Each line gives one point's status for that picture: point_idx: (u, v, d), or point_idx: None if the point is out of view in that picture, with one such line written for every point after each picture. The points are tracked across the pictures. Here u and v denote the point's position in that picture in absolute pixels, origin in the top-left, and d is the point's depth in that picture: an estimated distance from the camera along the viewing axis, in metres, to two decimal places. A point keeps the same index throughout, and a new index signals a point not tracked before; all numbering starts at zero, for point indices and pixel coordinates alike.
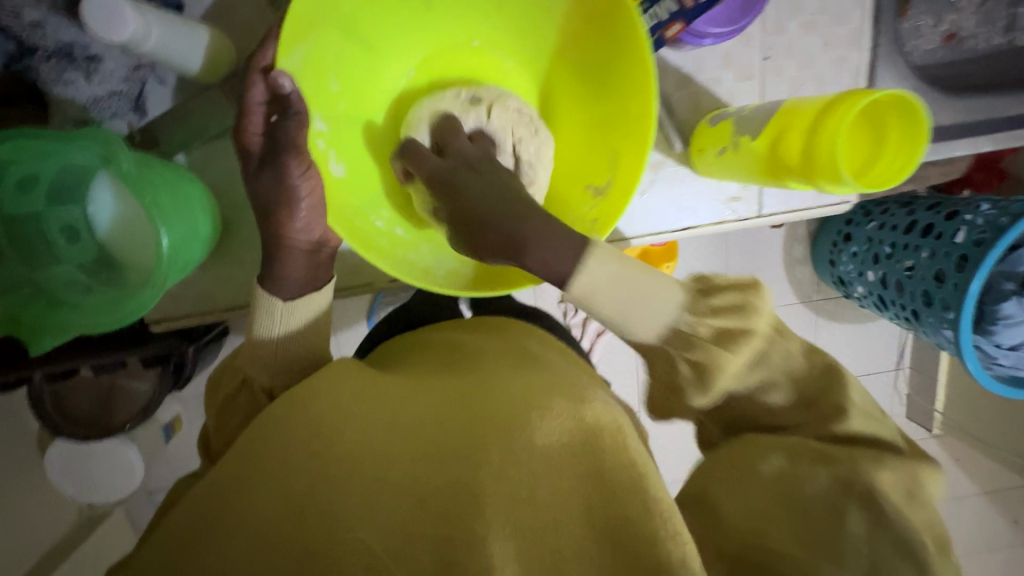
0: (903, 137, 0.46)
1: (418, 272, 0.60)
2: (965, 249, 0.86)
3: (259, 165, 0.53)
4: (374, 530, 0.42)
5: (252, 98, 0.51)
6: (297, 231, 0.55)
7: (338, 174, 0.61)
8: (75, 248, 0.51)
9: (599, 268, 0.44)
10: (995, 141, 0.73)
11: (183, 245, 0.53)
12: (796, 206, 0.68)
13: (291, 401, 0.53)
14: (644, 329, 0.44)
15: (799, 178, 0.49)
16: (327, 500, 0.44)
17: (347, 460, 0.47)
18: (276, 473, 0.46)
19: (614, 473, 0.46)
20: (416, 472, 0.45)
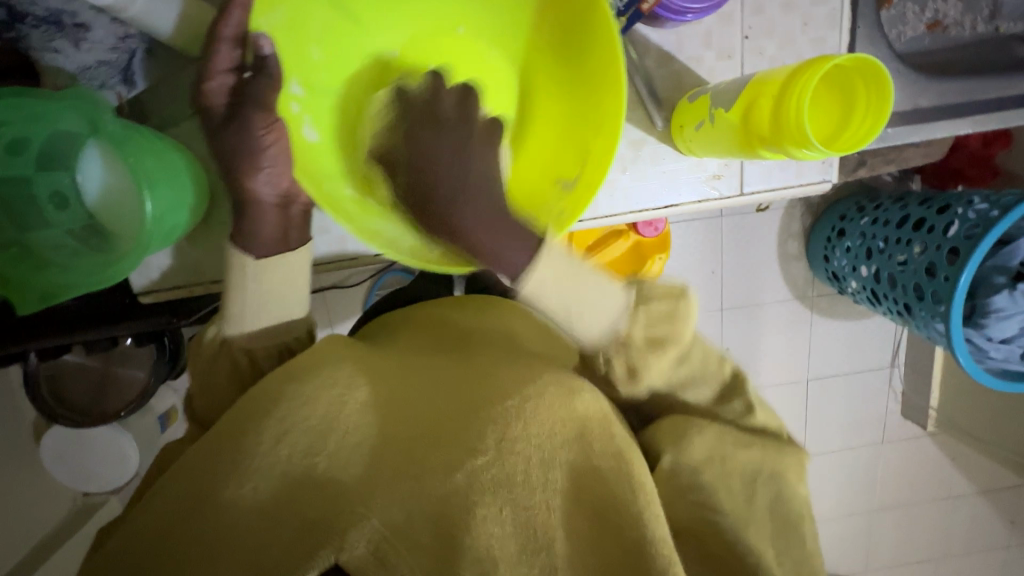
0: (870, 112, 0.47)
1: (387, 242, 0.59)
2: (956, 242, 0.88)
3: (224, 122, 0.56)
4: (378, 506, 0.44)
5: (216, 64, 0.55)
6: (266, 188, 0.58)
7: (311, 139, 0.64)
8: (63, 214, 0.53)
9: (552, 263, 0.52)
10: (975, 124, 0.74)
11: (167, 212, 0.55)
12: (776, 184, 0.69)
13: (286, 384, 0.53)
14: (586, 323, 0.52)
15: (771, 147, 0.50)
16: (330, 480, 0.45)
17: (348, 441, 0.48)
18: (276, 462, 0.46)
19: (601, 452, 0.48)
20: (417, 454, 0.47)
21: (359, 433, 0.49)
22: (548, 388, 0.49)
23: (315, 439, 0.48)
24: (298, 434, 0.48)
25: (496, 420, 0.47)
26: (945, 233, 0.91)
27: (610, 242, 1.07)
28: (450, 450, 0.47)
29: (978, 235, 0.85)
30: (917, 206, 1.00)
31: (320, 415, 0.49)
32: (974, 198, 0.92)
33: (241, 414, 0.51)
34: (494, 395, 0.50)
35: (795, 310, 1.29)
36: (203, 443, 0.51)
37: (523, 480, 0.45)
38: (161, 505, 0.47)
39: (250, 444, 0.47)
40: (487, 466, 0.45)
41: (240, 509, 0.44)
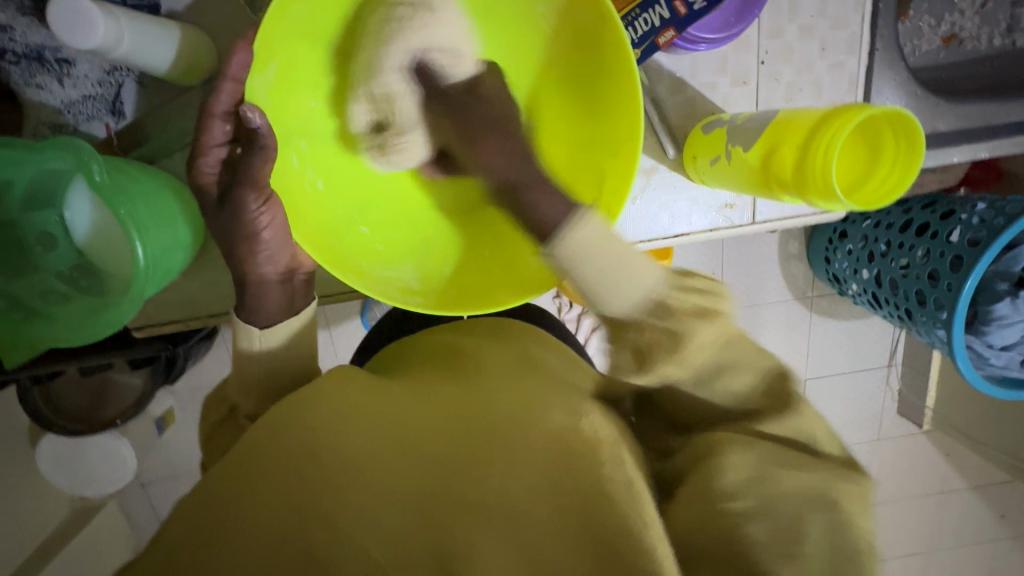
0: (897, 167, 0.45)
1: (396, 290, 0.60)
2: (959, 249, 0.87)
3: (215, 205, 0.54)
4: (387, 553, 0.40)
5: (208, 141, 0.53)
6: (267, 267, 0.56)
7: (319, 188, 0.62)
8: (52, 254, 0.51)
9: (594, 226, 0.48)
10: (993, 148, 0.72)
11: (162, 255, 0.53)
12: (789, 213, 0.67)
13: (290, 413, 0.51)
14: (623, 294, 0.47)
15: (793, 193, 0.48)
16: (331, 510, 0.42)
17: (353, 467, 0.45)
18: (281, 493, 0.43)
19: (619, 484, 0.45)
20: (427, 492, 0.44)
21: (367, 458, 0.46)
22: (559, 416, 0.50)
23: (319, 466, 0.45)
24: (303, 465, 0.45)
25: (508, 453, 0.47)
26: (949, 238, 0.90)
27: None
28: (461, 483, 0.45)
29: (983, 243, 0.84)
30: (919, 210, 0.98)
31: (324, 441, 0.47)
32: (977, 203, 0.91)
33: (245, 444, 0.49)
34: (507, 425, 0.49)
35: (795, 312, 1.28)
36: (207, 479, 0.48)
37: (535, 514, 0.44)
38: (169, 533, 0.44)
39: (256, 471, 0.45)
40: (498, 501, 0.44)
41: (239, 541, 0.41)
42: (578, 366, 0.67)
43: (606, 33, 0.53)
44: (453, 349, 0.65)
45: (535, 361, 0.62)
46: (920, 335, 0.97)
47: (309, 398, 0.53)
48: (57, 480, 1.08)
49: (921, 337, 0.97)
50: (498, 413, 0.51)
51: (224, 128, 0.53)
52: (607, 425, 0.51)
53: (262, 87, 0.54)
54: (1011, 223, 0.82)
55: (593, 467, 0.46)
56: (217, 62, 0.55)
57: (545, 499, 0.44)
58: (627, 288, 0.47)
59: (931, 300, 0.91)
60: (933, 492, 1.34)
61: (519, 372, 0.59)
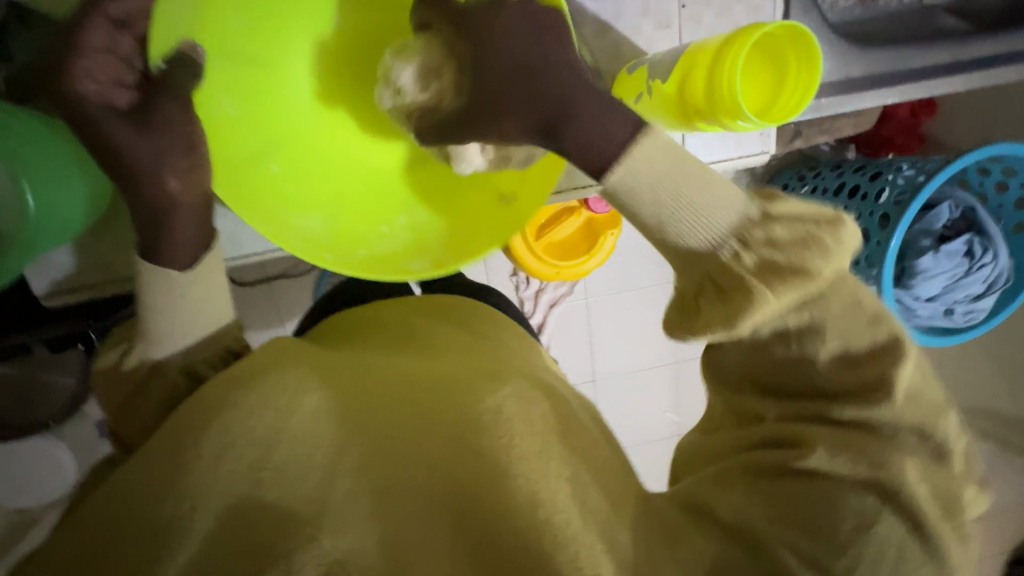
0: (801, 80, 0.46)
1: (302, 239, 0.59)
2: (887, 209, 0.93)
3: (124, 119, 0.49)
4: (327, 527, 0.40)
5: (87, 45, 0.49)
6: (176, 188, 0.50)
7: (228, 112, 0.60)
8: None
9: (648, 155, 0.44)
10: (900, 93, 0.77)
11: (57, 205, 0.51)
12: (717, 157, 0.69)
13: (224, 392, 0.47)
14: (714, 216, 0.44)
15: (708, 118, 0.50)
16: (274, 501, 0.41)
17: (295, 454, 0.43)
18: (217, 477, 0.41)
19: (559, 473, 0.43)
20: (371, 469, 0.43)
21: (310, 444, 0.44)
22: (508, 400, 0.47)
23: (260, 450, 0.43)
24: (241, 448, 0.43)
25: (451, 439, 0.45)
26: (877, 199, 0.95)
27: (561, 218, 1.03)
28: (407, 465, 0.43)
29: (906, 201, 0.89)
30: (851, 173, 1.03)
31: (263, 424, 0.44)
32: (902, 164, 0.97)
33: (182, 416, 0.46)
34: (452, 403, 0.47)
35: None
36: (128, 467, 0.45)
37: (478, 500, 0.42)
38: (87, 516, 0.42)
39: (190, 459, 0.42)
40: (438, 482, 0.43)
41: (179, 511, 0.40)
42: (525, 342, 0.67)
43: None
44: (409, 326, 0.63)
45: (491, 340, 0.62)
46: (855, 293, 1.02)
47: (250, 377, 0.48)
48: None
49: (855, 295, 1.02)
50: (448, 387, 0.50)
51: (114, 36, 0.51)
52: (556, 407, 0.50)
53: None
54: (932, 180, 0.87)
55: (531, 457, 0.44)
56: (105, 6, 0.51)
57: (491, 486, 0.42)
58: (708, 203, 0.44)
59: (864, 257, 0.95)
60: None
61: (474, 349, 0.58)
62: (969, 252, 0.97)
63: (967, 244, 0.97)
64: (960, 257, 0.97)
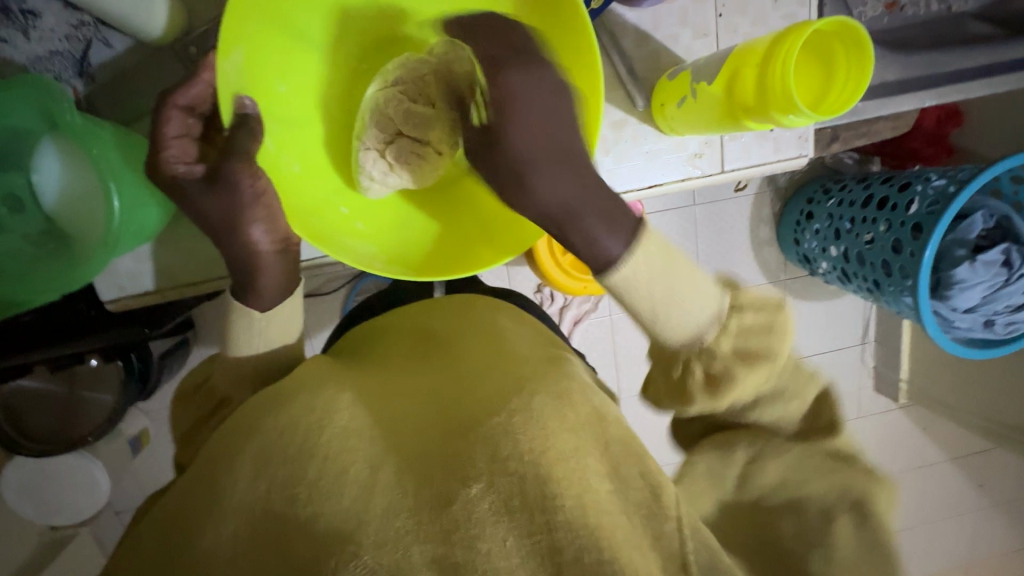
0: (852, 74, 0.47)
1: (380, 261, 0.58)
2: (918, 219, 0.91)
3: (203, 184, 0.51)
4: (367, 543, 0.37)
5: (167, 133, 0.51)
6: (261, 237, 0.52)
7: (295, 169, 0.58)
8: (19, 218, 0.51)
9: (647, 259, 0.47)
10: (939, 97, 0.77)
11: (133, 215, 0.52)
12: (755, 161, 0.70)
13: (259, 417, 0.48)
14: (672, 325, 0.48)
15: (757, 116, 0.51)
16: (314, 515, 0.40)
17: (329, 470, 0.42)
18: (251, 500, 0.42)
19: (598, 470, 0.42)
20: (406, 484, 0.41)
21: (343, 461, 0.43)
22: (538, 400, 0.45)
23: (294, 468, 0.42)
24: (275, 467, 0.43)
25: (490, 444, 0.42)
26: (907, 210, 0.94)
27: None
28: (440, 476, 0.41)
29: (939, 211, 0.87)
30: (880, 184, 1.02)
31: (297, 443, 0.44)
32: (930, 175, 0.94)
33: (223, 439, 0.48)
34: (482, 409, 0.46)
35: None
36: (176, 494, 0.46)
37: (522, 505, 0.39)
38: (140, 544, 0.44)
39: (228, 478, 0.44)
40: (484, 494, 0.39)
41: (217, 526, 0.41)
42: (549, 339, 0.64)
43: None
44: (430, 336, 0.61)
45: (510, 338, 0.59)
46: (889, 306, 1.01)
47: (282, 402, 0.49)
48: (24, 509, 0.98)
49: (890, 308, 1.01)
50: (477, 395, 0.48)
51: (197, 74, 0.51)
52: (591, 398, 0.47)
53: (234, 72, 0.51)
54: (965, 189, 0.85)
55: (563, 457, 0.41)
56: (187, 27, 0.53)
57: (538, 486, 0.39)
58: (680, 310, 0.47)
59: (897, 269, 0.94)
60: (914, 466, 1.39)
61: (499, 351, 0.56)
62: (1006, 261, 0.95)
63: (1004, 254, 0.94)
64: (998, 266, 0.94)
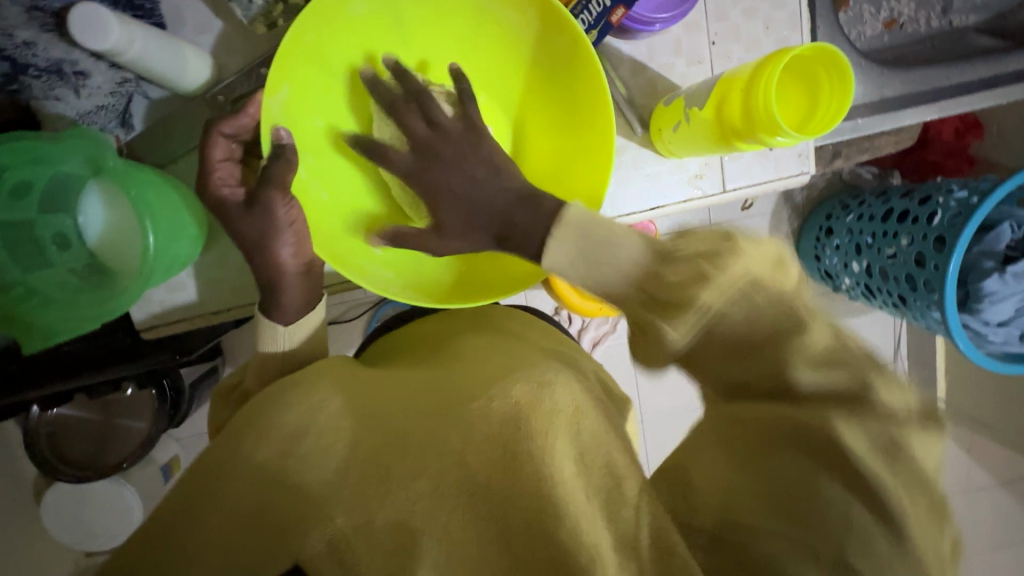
0: (834, 97, 0.49)
1: (400, 286, 0.60)
2: (939, 231, 0.90)
3: (243, 205, 0.54)
4: (338, 508, 0.43)
5: (213, 158, 0.54)
6: (288, 256, 0.55)
7: (323, 197, 0.61)
8: (66, 254, 0.55)
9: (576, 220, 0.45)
10: (940, 110, 0.78)
11: (169, 246, 0.56)
12: (757, 178, 0.71)
13: (269, 404, 0.51)
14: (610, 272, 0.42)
15: (746, 137, 0.53)
16: (294, 481, 0.45)
17: (311, 447, 0.47)
18: (246, 471, 0.46)
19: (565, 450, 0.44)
20: (384, 468, 0.45)
21: (325, 436, 0.47)
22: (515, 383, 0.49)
23: (283, 442, 0.47)
24: (269, 444, 0.47)
25: (470, 412, 0.47)
26: (929, 221, 0.92)
27: None
28: (413, 457, 0.45)
29: (961, 222, 0.86)
30: (899, 199, 1.01)
31: (290, 421, 0.48)
32: (952, 186, 0.94)
33: (240, 419, 0.51)
34: (468, 399, 0.48)
35: None
36: (196, 466, 0.50)
37: (481, 480, 0.44)
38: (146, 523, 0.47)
39: (239, 447, 0.48)
40: (446, 471, 0.44)
41: (224, 489, 0.46)
42: (555, 343, 0.65)
43: (570, 32, 0.55)
44: (439, 343, 0.61)
45: (520, 342, 0.60)
46: (918, 320, 0.99)
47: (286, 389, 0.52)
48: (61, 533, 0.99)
49: (919, 322, 0.99)
50: (464, 386, 0.51)
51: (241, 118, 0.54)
52: (573, 387, 0.50)
53: (276, 105, 0.54)
54: (986, 199, 0.84)
55: (540, 439, 0.44)
56: (216, 78, 0.58)
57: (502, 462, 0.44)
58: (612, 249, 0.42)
59: (921, 283, 0.93)
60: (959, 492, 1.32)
61: (498, 349, 0.57)
62: None
63: None
64: None
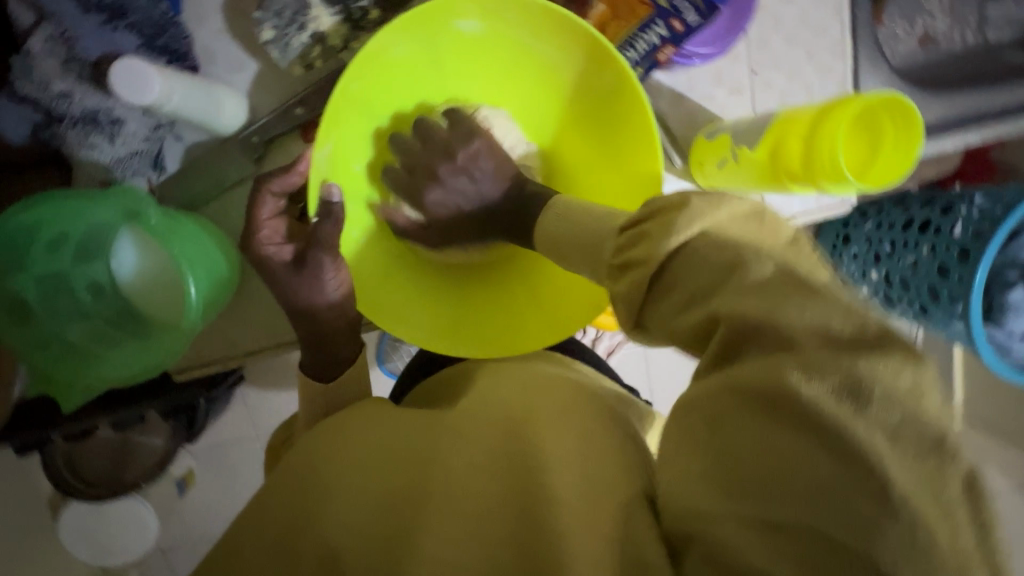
0: (898, 149, 0.48)
1: (440, 334, 0.60)
2: (964, 242, 0.88)
3: (291, 266, 0.52)
4: (337, 522, 0.41)
5: (260, 217, 0.53)
6: (331, 311, 0.54)
7: (359, 241, 0.60)
8: (100, 303, 0.54)
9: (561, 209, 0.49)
10: (981, 133, 0.77)
11: (207, 293, 0.54)
12: (796, 209, 0.69)
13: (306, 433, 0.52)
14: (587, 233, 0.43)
15: (801, 182, 0.51)
16: (305, 499, 0.44)
17: (327, 464, 0.46)
18: (272, 490, 0.46)
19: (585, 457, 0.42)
20: (391, 483, 0.43)
21: (342, 454, 0.46)
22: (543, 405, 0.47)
23: (306, 462, 0.47)
24: (295, 464, 0.47)
25: (484, 432, 0.45)
26: (951, 232, 0.91)
27: None
28: (421, 472, 0.43)
29: (988, 233, 0.85)
30: (919, 207, 0.99)
31: (316, 444, 0.48)
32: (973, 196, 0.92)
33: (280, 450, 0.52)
34: (488, 420, 0.46)
35: None
36: None
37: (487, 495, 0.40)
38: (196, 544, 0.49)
39: (274, 472, 0.49)
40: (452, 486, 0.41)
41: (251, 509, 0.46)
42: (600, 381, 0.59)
43: (619, 70, 0.54)
44: (469, 372, 0.59)
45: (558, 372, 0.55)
46: (939, 329, 0.95)
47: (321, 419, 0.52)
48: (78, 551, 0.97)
49: (940, 331, 0.95)
50: (485, 408, 0.48)
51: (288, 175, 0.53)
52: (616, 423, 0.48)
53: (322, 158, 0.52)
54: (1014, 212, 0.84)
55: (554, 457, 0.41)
56: (249, 119, 0.56)
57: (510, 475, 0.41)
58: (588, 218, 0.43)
59: (944, 293, 0.90)
60: None
61: (529, 372, 0.54)
62: None
63: None
64: None
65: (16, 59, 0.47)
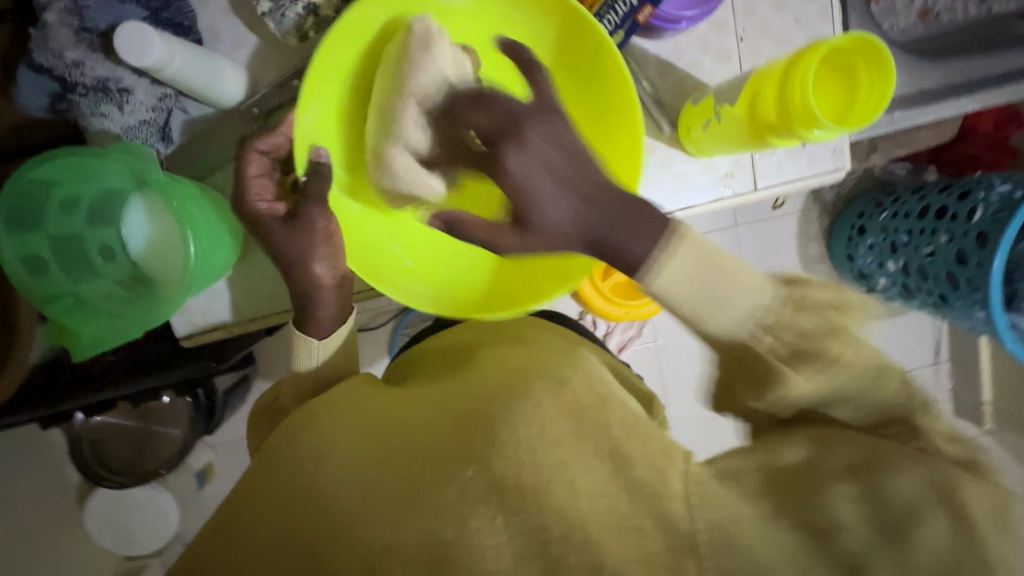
0: (873, 91, 0.49)
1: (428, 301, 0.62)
2: (982, 228, 0.85)
3: (284, 222, 0.55)
4: (372, 524, 0.41)
5: (250, 174, 0.55)
6: (324, 270, 0.56)
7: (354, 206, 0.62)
8: (110, 265, 0.57)
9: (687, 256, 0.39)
10: (981, 100, 0.76)
11: (208, 255, 0.57)
12: (790, 176, 0.69)
13: (297, 430, 0.50)
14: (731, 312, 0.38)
15: (781, 132, 0.52)
16: (322, 502, 0.43)
17: (338, 469, 0.45)
18: (278, 494, 0.44)
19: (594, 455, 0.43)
20: (415, 479, 0.43)
21: (350, 458, 0.46)
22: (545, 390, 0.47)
23: (313, 463, 0.46)
24: (300, 467, 0.46)
25: (497, 416, 0.45)
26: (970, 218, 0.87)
27: None
28: (441, 466, 0.43)
29: (1005, 218, 0.81)
30: (936, 195, 0.95)
31: (318, 444, 0.47)
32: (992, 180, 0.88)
33: (269, 445, 0.50)
34: (494, 402, 0.47)
35: None
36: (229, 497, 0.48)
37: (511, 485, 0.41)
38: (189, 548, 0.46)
39: (270, 475, 0.46)
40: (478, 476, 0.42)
41: (257, 514, 0.44)
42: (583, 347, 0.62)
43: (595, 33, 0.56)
44: (461, 349, 0.61)
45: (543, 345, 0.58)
46: (962, 320, 0.94)
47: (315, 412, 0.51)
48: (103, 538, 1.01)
49: (963, 322, 0.94)
50: (488, 391, 0.49)
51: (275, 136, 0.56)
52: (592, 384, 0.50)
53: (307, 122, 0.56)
54: None
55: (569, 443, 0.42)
56: (250, 90, 0.60)
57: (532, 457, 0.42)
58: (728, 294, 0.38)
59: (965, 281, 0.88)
60: None
61: (521, 350, 0.56)
62: None
63: None
64: None
65: (35, 32, 0.51)
